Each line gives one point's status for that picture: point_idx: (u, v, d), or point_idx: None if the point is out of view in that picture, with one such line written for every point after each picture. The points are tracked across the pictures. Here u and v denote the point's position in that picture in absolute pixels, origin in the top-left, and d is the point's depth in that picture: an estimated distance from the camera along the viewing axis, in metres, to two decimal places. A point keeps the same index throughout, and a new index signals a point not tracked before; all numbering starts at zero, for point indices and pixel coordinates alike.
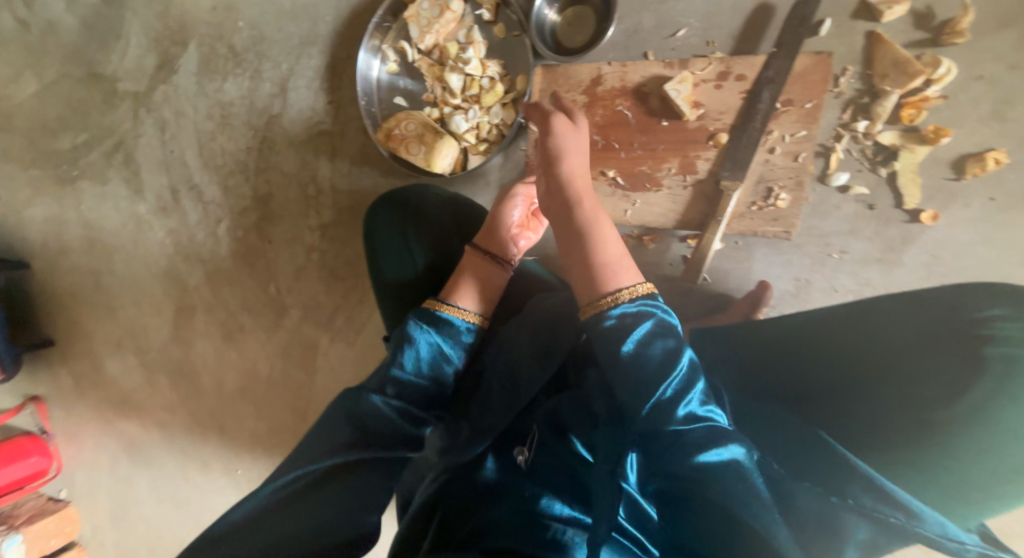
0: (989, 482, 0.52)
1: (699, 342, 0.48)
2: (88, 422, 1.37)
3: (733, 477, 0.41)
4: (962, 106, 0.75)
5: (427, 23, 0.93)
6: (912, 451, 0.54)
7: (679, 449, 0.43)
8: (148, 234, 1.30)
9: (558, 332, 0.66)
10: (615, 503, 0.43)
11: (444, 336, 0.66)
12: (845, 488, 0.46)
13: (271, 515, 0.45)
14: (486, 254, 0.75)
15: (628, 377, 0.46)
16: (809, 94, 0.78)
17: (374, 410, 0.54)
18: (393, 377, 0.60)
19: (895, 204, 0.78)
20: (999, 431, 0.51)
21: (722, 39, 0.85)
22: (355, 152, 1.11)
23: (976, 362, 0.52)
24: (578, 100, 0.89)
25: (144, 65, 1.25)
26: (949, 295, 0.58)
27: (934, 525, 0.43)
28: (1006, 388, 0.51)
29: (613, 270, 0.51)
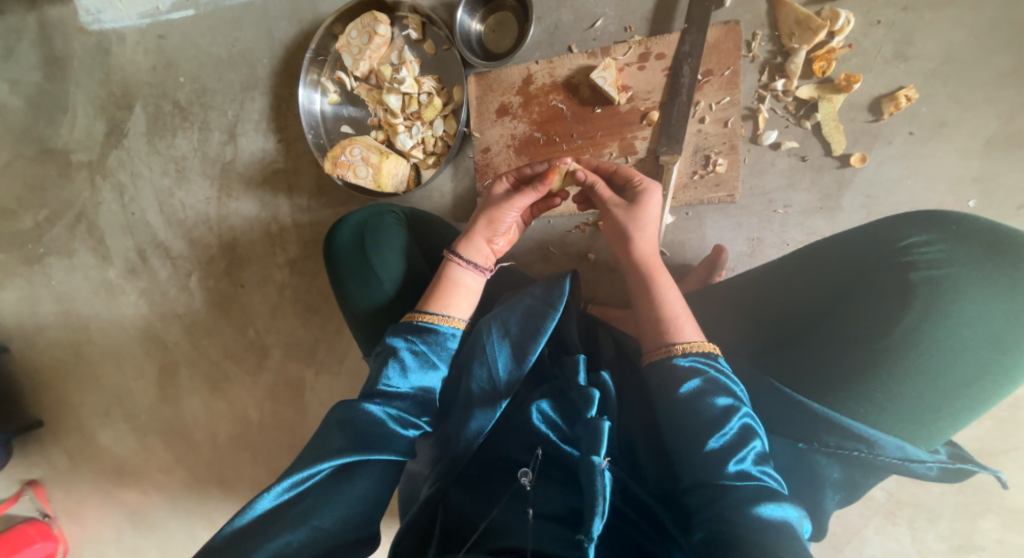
0: (943, 402, 0.56)
1: (704, 357, 0.59)
2: (87, 496, 1.35)
3: (729, 467, 0.51)
4: (866, 52, 0.79)
5: (358, 51, 0.96)
6: (871, 383, 0.56)
7: (709, 464, 0.52)
8: (121, 298, 1.31)
9: (535, 330, 0.70)
10: (598, 490, 0.55)
11: (431, 345, 0.68)
12: (814, 433, 0.56)
13: (277, 517, 0.51)
14: (465, 261, 0.76)
15: (687, 414, 0.55)
16: (726, 62, 0.82)
17: (370, 418, 0.60)
18: (381, 390, 0.63)
19: (824, 152, 0.82)
20: (941, 348, 0.55)
21: (638, 22, 0.88)
22: (312, 186, 1.14)
23: (905, 287, 0.57)
24: (514, 101, 0.93)
25: (94, 134, 1.27)
26: (874, 229, 0.64)
27: (891, 449, 0.53)
28: (935, 308, 0.55)
29: (680, 328, 0.63)
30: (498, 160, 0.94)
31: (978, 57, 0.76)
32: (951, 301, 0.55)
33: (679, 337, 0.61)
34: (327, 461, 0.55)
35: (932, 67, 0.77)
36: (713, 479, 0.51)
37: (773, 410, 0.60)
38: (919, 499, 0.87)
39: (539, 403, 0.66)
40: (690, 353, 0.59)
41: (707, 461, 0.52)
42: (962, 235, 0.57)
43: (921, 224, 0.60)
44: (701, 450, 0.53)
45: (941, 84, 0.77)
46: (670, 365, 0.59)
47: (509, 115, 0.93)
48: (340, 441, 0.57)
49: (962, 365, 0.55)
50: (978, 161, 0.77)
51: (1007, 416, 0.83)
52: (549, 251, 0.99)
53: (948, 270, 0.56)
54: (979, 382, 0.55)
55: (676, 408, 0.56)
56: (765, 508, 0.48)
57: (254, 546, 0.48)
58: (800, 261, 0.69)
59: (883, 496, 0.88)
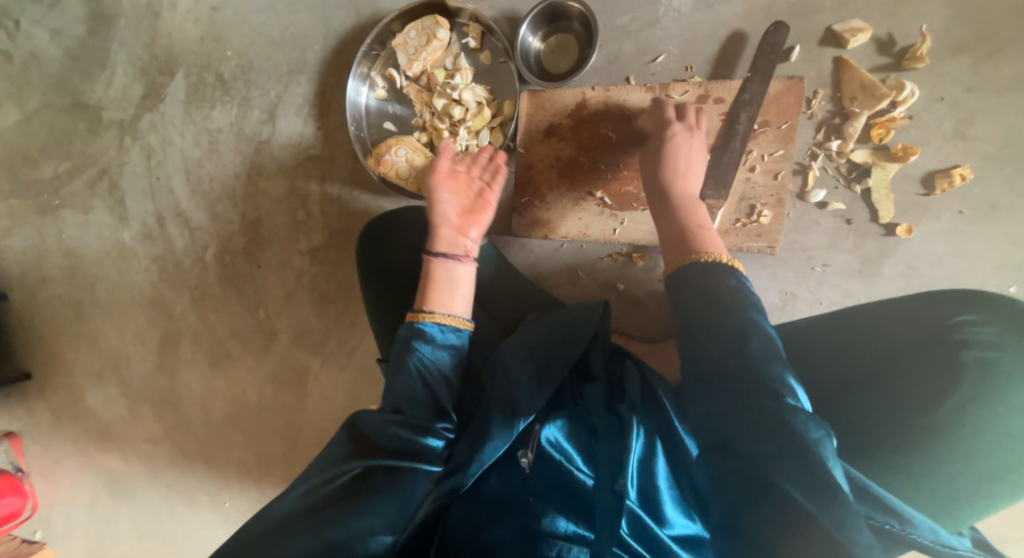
0: (978, 482, 0.56)
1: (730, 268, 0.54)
2: (67, 457, 1.32)
3: (786, 400, 0.42)
4: (926, 126, 0.79)
5: (414, 51, 0.96)
6: (907, 457, 0.57)
7: (734, 375, 0.44)
8: (132, 262, 1.29)
9: (561, 358, 0.70)
10: (617, 512, 0.51)
11: (435, 348, 0.67)
12: (845, 500, 0.50)
13: (297, 512, 0.50)
14: (442, 255, 0.75)
15: (713, 329, 0.48)
16: (785, 116, 0.81)
17: (384, 423, 0.59)
18: (396, 396, 0.63)
19: (870, 218, 0.81)
20: (986, 433, 0.55)
21: (699, 64, 0.89)
22: (345, 177, 1.12)
23: (956, 367, 0.55)
24: (564, 123, 0.92)
25: (129, 94, 1.25)
26: (928, 299, 0.61)
27: (927, 532, 0.47)
28: (987, 395, 0.55)
29: (698, 241, 0.60)
30: (540, 179, 0.94)
31: None
32: (1002, 389, 0.54)
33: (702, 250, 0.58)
34: (355, 462, 0.55)
35: (990, 150, 0.77)
36: (758, 409, 0.42)
37: None
38: None
39: (553, 420, 0.65)
40: (717, 273, 0.54)
41: (732, 369, 0.44)
42: (1017, 320, 0.56)
43: (976, 304, 0.58)
44: (744, 388, 0.45)
45: (996, 168, 0.77)
46: (693, 282, 0.53)
47: (557, 136, 0.92)
48: (354, 448, 0.57)
49: (1006, 451, 0.55)
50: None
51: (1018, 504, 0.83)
52: (577, 275, 0.98)
53: (1002, 354, 0.55)
54: (1022, 471, 0.55)
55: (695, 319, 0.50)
56: (803, 432, 0.39)
57: (275, 535, 0.48)
58: (842, 314, 0.66)
59: None
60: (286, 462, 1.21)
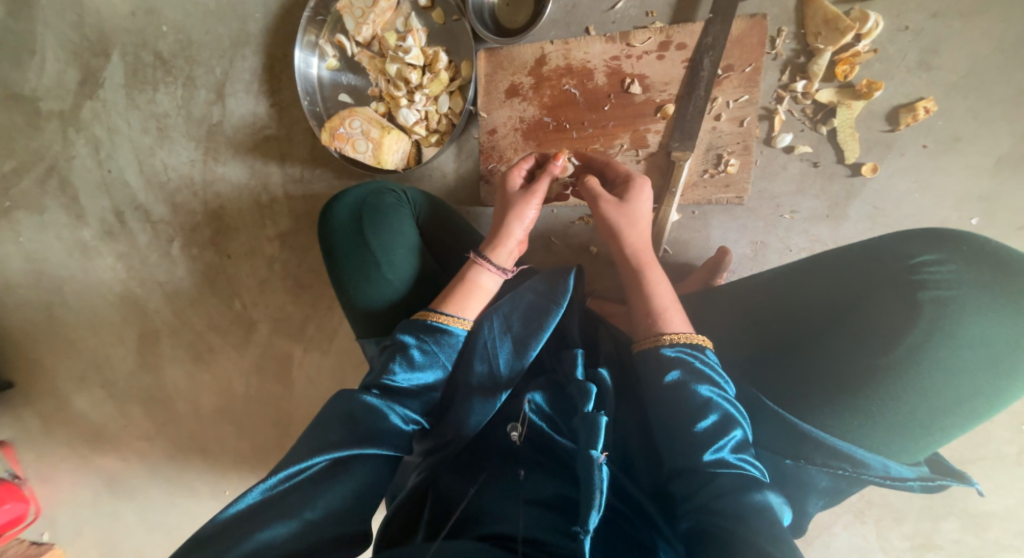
0: (936, 418, 0.56)
1: (690, 348, 0.59)
2: (62, 459, 1.33)
3: (705, 455, 0.53)
4: (890, 59, 0.77)
5: (361, 14, 0.90)
6: (869, 396, 0.56)
7: (691, 447, 0.54)
8: (97, 261, 1.25)
9: (539, 326, 0.69)
10: (596, 485, 0.53)
11: (442, 344, 0.66)
12: (800, 450, 0.56)
13: (270, 509, 0.49)
14: (491, 265, 0.75)
15: (673, 402, 0.56)
16: (749, 58, 0.79)
17: (370, 409, 0.58)
18: (386, 384, 0.61)
19: (836, 159, 0.81)
20: (938, 367, 0.55)
21: (660, 8, 0.84)
22: (305, 156, 1.08)
23: (912, 305, 0.56)
24: (525, 82, 0.89)
25: (66, 82, 1.18)
26: (886, 246, 0.63)
27: (876, 470, 0.54)
28: (939, 329, 0.55)
29: (666, 319, 0.63)
30: (504, 143, 0.91)
31: (1002, 73, 0.75)
32: (957, 323, 0.55)
33: (669, 327, 0.62)
34: (323, 454, 0.53)
35: (954, 80, 0.76)
36: (692, 463, 0.53)
37: (777, 430, 0.58)
38: (888, 500, 0.91)
39: (534, 394, 0.66)
40: (676, 344, 0.60)
41: (690, 444, 0.54)
42: (974, 256, 0.57)
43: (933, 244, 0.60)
44: (689, 431, 0.54)
45: (960, 99, 0.76)
46: (654, 355, 0.60)
47: (518, 97, 0.89)
48: (336, 435, 0.55)
49: (960, 386, 0.55)
50: (986, 180, 0.77)
51: (981, 429, 0.86)
52: (550, 241, 0.97)
53: (959, 292, 0.55)
54: (975, 402, 0.55)
55: (663, 404, 0.57)
56: (754, 495, 0.50)
57: (245, 537, 0.46)
58: (799, 270, 0.70)
59: (856, 497, 0.92)
60: (280, 446, 1.22)
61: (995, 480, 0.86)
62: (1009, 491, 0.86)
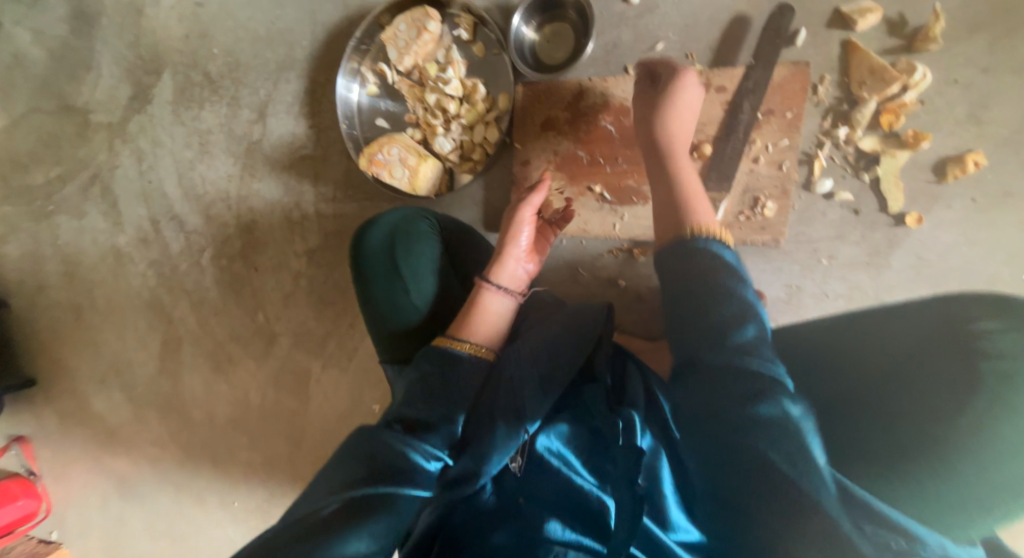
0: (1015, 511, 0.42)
1: (720, 242, 0.54)
2: (75, 460, 1.33)
3: (768, 368, 0.44)
4: (938, 110, 0.75)
5: (404, 45, 0.93)
6: (916, 469, 0.47)
7: (736, 403, 0.43)
8: (129, 266, 1.28)
9: (564, 361, 0.66)
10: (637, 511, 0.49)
11: (461, 375, 0.65)
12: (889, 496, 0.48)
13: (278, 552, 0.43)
14: (495, 285, 0.75)
15: (711, 315, 0.47)
16: (790, 103, 0.78)
17: (388, 445, 0.53)
18: (406, 417, 0.59)
19: (879, 208, 0.79)
20: (1001, 453, 0.41)
21: (701, 51, 0.83)
22: (339, 177, 1.10)
23: (963, 374, 0.44)
24: (561, 116, 0.90)
25: (117, 96, 1.22)
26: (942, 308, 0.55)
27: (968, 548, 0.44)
28: (998, 403, 0.42)
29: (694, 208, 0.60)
30: (537, 174, 0.92)
31: None
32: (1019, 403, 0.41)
33: (696, 219, 0.58)
34: (338, 494, 0.48)
35: (1006, 134, 0.73)
36: (739, 416, 0.42)
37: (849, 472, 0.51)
38: None
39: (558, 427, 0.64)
40: (708, 237, 0.54)
41: (742, 393, 0.43)
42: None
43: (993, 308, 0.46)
44: (725, 340, 0.45)
45: (1013, 154, 0.74)
46: (682, 248, 0.54)
47: (554, 130, 0.90)
48: (358, 472, 0.50)
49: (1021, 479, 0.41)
50: None
51: None
52: (577, 272, 0.94)
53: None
54: None
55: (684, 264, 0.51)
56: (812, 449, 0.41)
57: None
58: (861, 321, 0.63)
59: None
60: (291, 463, 1.21)
61: None
62: None
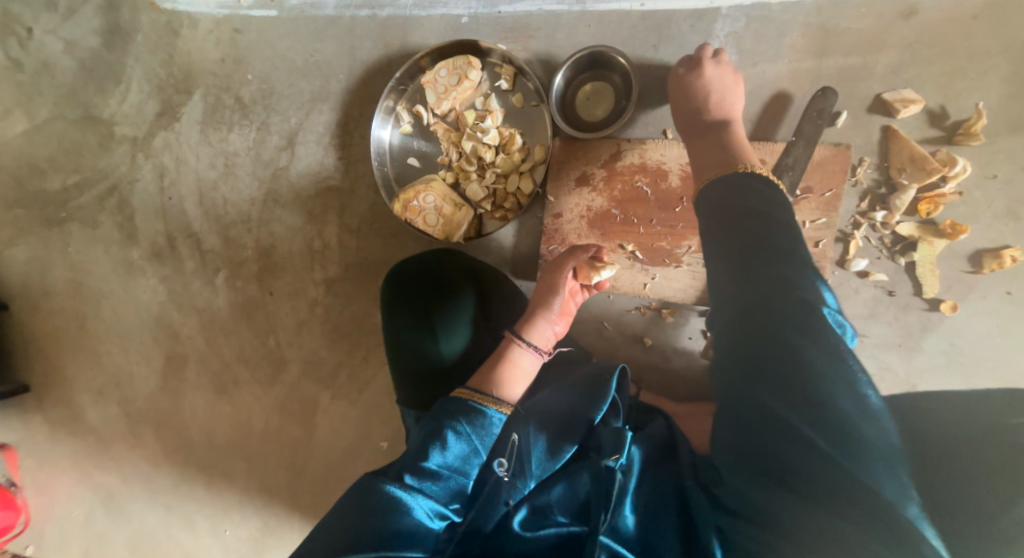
0: None
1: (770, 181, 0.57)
2: (62, 473, 1.29)
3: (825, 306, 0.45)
4: (976, 203, 0.76)
5: (444, 90, 0.93)
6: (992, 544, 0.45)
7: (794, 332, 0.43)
8: (140, 280, 1.26)
9: (580, 427, 0.64)
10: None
11: (477, 428, 0.61)
12: None
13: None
14: (525, 343, 0.75)
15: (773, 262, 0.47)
16: (829, 183, 0.78)
17: (395, 499, 0.51)
18: (417, 467, 0.55)
19: (914, 291, 0.79)
20: None
21: (741, 122, 0.83)
22: (365, 210, 1.09)
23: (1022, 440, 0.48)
24: (597, 172, 0.90)
25: (144, 111, 1.22)
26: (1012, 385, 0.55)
27: None
28: None
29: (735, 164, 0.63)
30: (568, 228, 0.92)
31: None
32: None
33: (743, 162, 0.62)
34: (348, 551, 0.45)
35: None
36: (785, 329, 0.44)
37: None
38: None
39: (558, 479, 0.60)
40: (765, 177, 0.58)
41: (794, 318, 0.44)
42: None
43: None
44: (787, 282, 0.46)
45: None
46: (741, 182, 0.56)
47: (589, 186, 0.90)
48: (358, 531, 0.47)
49: None
50: None
51: None
52: (603, 326, 0.95)
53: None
54: None
55: (758, 266, 0.47)
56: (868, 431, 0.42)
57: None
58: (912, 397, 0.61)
59: None
60: (289, 493, 1.19)
61: None
62: None
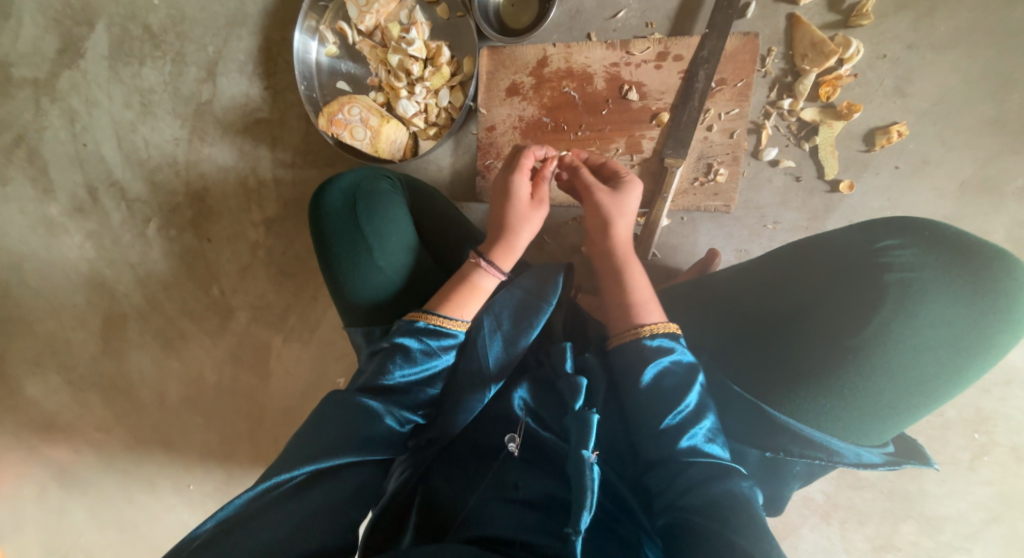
0: (898, 398, 0.56)
1: (671, 336, 0.60)
2: (7, 450, 1.23)
3: (644, 378, 0.58)
4: (869, 83, 0.83)
5: (365, 3, 0.91)
6: (831, 383, 0.56)
7: (635, 370, 0.59)
8: (64, 238, 1.19)
9: (529, 324, 0.67)
10: (587, 484, 0.50)
11: (439, 344, 0.64)
12: (777, 442, 0.56)
13: (251, 520, 0.46)
14: (485, 264, 0.71)
15: (629, 347, 0.61)
16: (740, 74, 0.83)
17: (366, 413, 0.56)
18: (384, 387, 0.59)
19: (817, 175, 0.85)
20: (906, 346, 0.55)
21: (660, 20, 0.88)
22: (297, 141, 1.07)
23: (879, 286, 0.57)
24: (526, 81, 0.91)
25: (43, 50, 1.13)
26: (851, 234, 0.63)
27: (850, 458, 0.55)
28: (903, 306, 0.55)
29: (645, 312, 0.64)
30: (502, 140, 0.92)
31: (967, 104, 0.81)
32: (918, 302, 0.55)
33: (645, 319, 0.62)
34: (309, 463, 0.50)
35: (925, 107, 0.82)
36: (634, 391, 0.59)
37: (746, 420, 0.58)
38: (853, 502, 0.93)
39: (518, 389, 0.66)
40: (656, 335, 0.60)
41: (637, 390, 0.58)
42: (933, 240, 0.58)
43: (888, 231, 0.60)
44: (637, 383, 0.58)
45: (930, 125, 0.82)
46: (635, 346, 0.60)
47: (519, 95, 0.91)
48: (326, 441, 0.52)
49: (914, 372, 0.56)
50: (951, 201, 0.83)
51: (938, 433, 0.90)
52: (543, 239, 0.98)
53: (919, 273, 0.56)
54: (928, 382, 0.56)
55: (622, 344, 0.62)
56: (725, 484, 0.51)
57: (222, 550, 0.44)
58: (760, 265, 0.71)
59: (822, 498, 0.94)
60: (250, 441, 1.17)
61: (949, 484, 0.90)
62: (958, 494, 0.90)
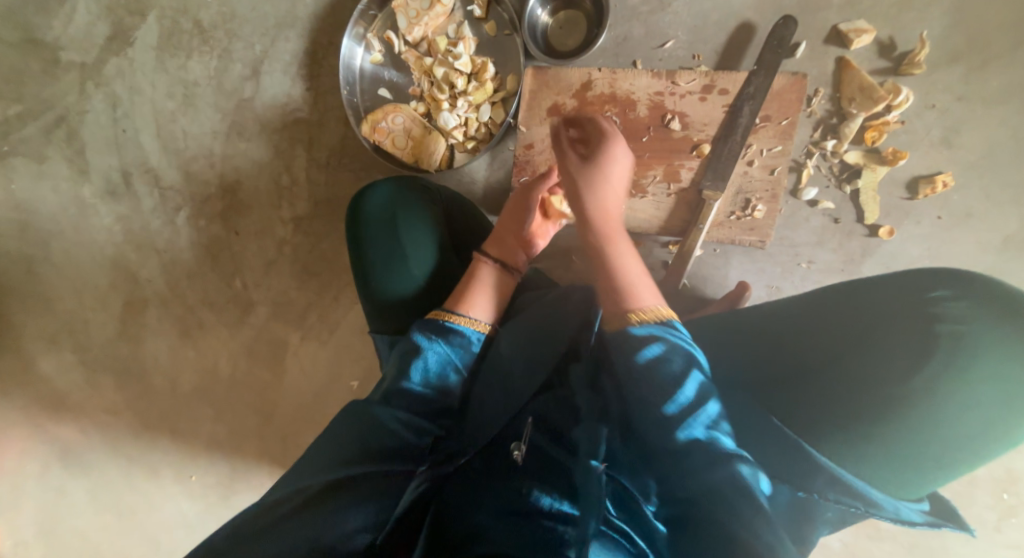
0: (942, 453, 0.54)
1: (665, 322, 0.48)
2: (15, 425, 1.23)
3: (636, 359, 0.46)
4: (916, 132, 0.82)
5: (416, 15, 0.93)
6: (868, 429, 0.55)
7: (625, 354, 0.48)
8: (93, 220, 1.19)
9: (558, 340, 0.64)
10: (597, 492, 0.45)
11: (455, 345, 0.61)
12: (811, 483, 0.49)
13: (266, 532, 0.40)
14: (492, 261, 0.72)
15: (617, 333, 0.49)
16: (786, 112, 0.82)
17: (385, 421, 0.50)
18: (401, 389, 0.55)
19: (856, 219, 0.85)
20: (955, 404, 0.53)
21: (707, 54, 0.89)
22: (334, 143, 1.07)
23: (928, 338, 0.56)
24: (568, 103, 0.90)
25: (93, 35, 1.15)
26: (900, 281, 0.62)
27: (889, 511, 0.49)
28: (953, 361, 0.54)
29: (637, 292, 0.52)
30: (539, 159, 0.91)
31: (1016, 161, 0.80)
32: (970, 357, 0.54)
33: (638, 302, 0.51)
34: (331, 469, 0.45)
35: (972, 159, 0.81)
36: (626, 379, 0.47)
37: (780, 455, 0.52)
38: (871, 553, 0.91)
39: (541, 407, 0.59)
40: (645, 321, 0.49)
41: (630, 378, 0.47)
42: (984, 296, 0.57)
43: (941, 282, 0.60)
44: (628, 370, 0.47)
45: (975, 178, 0.81)
46: (620, 332, 0.49)
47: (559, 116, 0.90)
48: (346, 446, 0.48)
49: (960, 430, 0.54)
50: (992, 256, 0.82)
51: (964, 490, 0.88)
52: (571, 259, 0.98)
53: (969, 327, 0.55)
54: (974, 442, 0.54)
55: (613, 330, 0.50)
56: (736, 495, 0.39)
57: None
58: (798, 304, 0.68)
59: (839, 546, 0.91)
60: (258, 437, 1.16)
61: (973, 544, 0.88)
62: (981, 555, 0.88)
